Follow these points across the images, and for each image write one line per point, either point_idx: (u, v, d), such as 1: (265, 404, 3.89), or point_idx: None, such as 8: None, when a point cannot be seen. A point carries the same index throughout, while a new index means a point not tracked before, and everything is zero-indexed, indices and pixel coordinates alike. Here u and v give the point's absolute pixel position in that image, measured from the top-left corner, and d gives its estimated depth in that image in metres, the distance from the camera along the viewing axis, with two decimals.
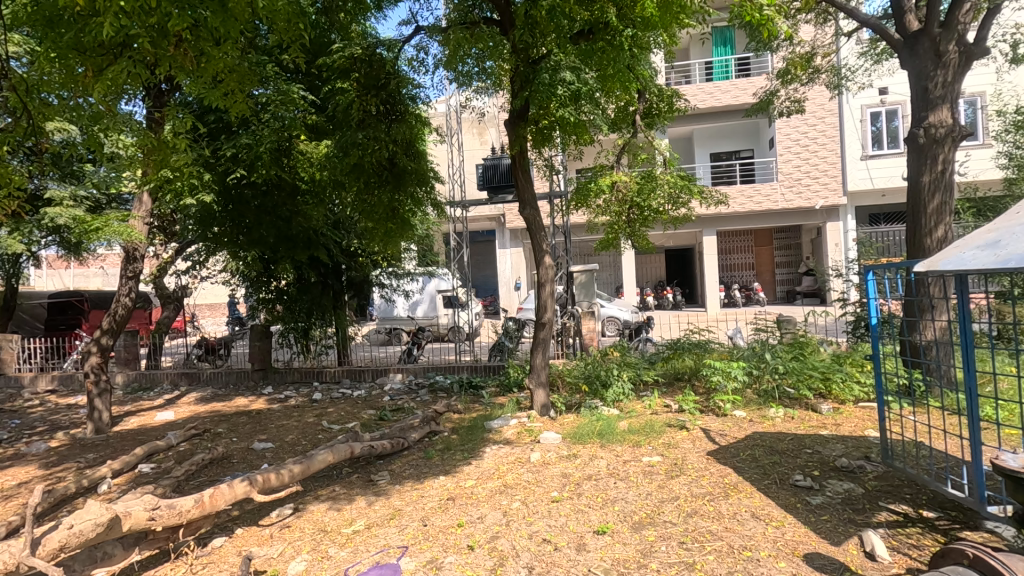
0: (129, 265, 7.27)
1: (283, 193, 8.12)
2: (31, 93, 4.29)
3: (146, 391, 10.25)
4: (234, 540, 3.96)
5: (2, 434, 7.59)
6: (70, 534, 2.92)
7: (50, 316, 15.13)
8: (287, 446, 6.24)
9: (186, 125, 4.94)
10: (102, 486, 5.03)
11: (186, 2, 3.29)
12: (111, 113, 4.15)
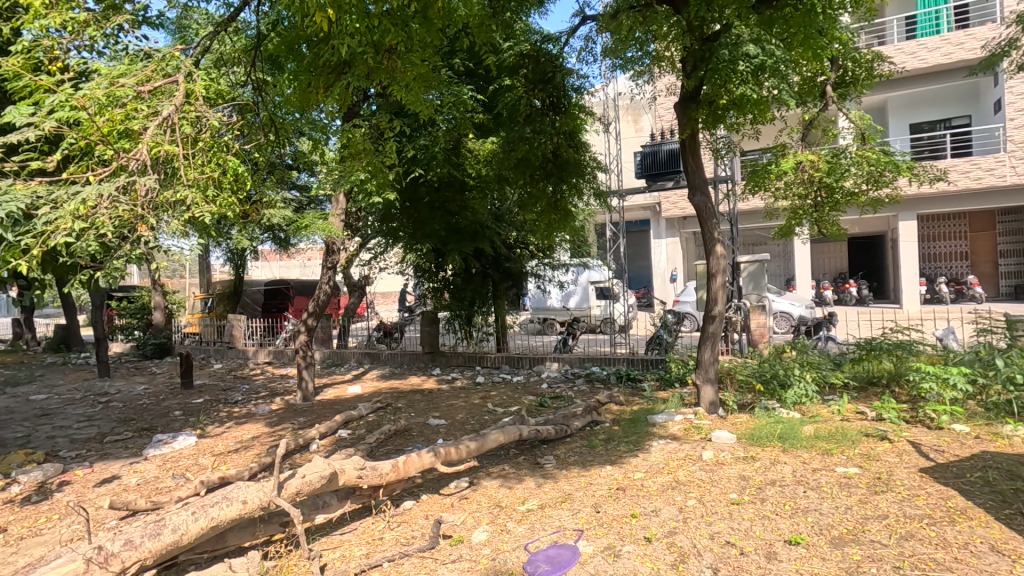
0: (329, 257, 8.36)
1: (453, 189, 8.71)
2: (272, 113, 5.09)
3: (337, 366, 11.80)
4: (421, 504, 4.37)
5: (238, 396, 9.29)
6: (303, 482, 3.47)
7: (266, 300, 18.11)
8: (458, 424, 6.73)
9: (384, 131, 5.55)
10: (312, 445, 5.87)
11: (400, 18, 3.72)
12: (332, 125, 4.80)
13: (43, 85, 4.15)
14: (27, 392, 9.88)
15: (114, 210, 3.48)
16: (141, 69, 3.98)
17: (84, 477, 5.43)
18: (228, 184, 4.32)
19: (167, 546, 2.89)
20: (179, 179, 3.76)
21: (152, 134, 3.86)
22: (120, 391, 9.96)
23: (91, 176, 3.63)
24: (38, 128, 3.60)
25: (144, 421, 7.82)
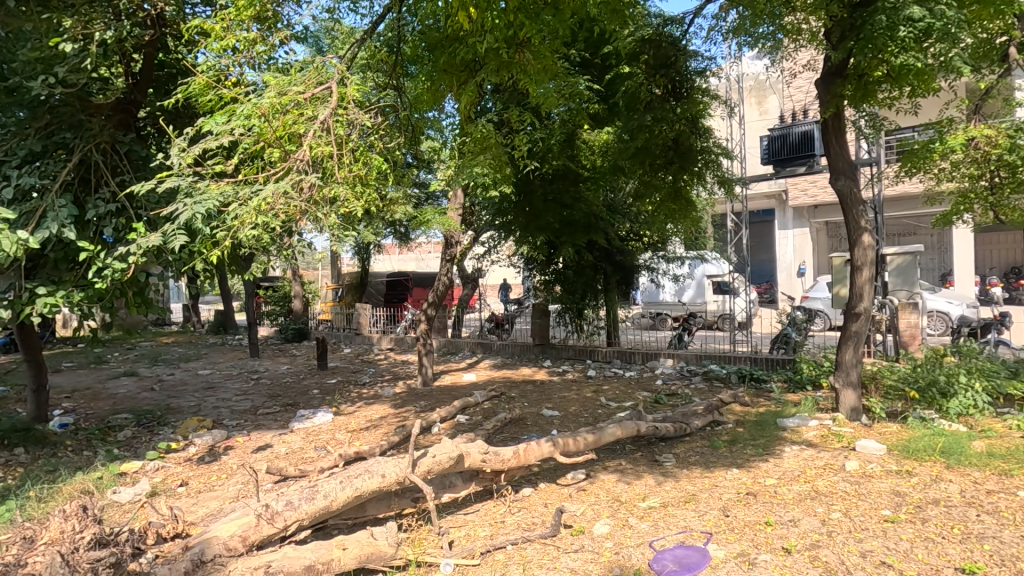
0: (448, 250, 8.72)
1: (566, 181, 8.64)
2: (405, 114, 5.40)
3: (453, 355, 12.36)
4: (539, 492, 4.42)
5: (365, 379, 10.08)
6: (434, 462, 3.65)
7: (388, 291, 19.38)
8: (572, 416, 6.74)
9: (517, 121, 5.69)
10: (434, 428, 6.19)
11: (534, 12, 3.80)
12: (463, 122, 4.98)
13: (224, 98, 4.75)
14: (196, 367, 11.47)
15: (288, 205, 3.97)
16: (304, 79, 4.47)
17: (244, 443, 6.18)
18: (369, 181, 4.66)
19: (320, 510, 3.19)
20: (334, 177, 4.21)
21: (313, 137, 4.33)
22: (267, 370, 11.22)
23: (261, 176, 4.11)
24: (225, 135, 4.16)
25: (288, 397, 8.74)
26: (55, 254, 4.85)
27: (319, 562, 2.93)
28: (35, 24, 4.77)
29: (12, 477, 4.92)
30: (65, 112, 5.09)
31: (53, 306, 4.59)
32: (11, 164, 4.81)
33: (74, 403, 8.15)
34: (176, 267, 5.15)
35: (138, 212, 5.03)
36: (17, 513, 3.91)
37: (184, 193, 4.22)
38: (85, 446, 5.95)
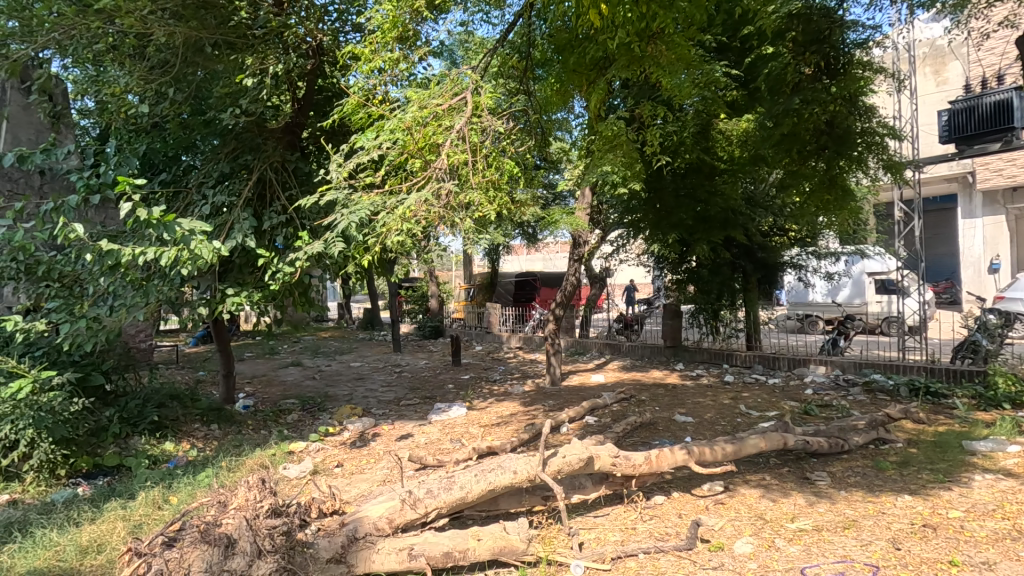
0: (576, 250, 8.67)
1: (700, 175, 8.18)
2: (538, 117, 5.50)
3: (581, 355, 12.33)
4: (673, 501, 4.22)
5: (496, 376, 10.43)
6: (564, 462, 3.62)
7: (516, 291, 19.88)
8: (708, 424, 6.36)
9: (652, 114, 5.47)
10: (563, 428, 6.21)
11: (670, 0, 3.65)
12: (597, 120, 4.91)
13: (373, 115, 5.19)
14: (348, 360, 12.73)
15: (429, 211, 4.23)
16: (441, 91, 4.73)
17: (389, 431, 6.72)
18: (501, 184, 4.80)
19: (456, 500, 3.34)
20: (469, 183, 4.41)
21: (451, 146, 4.58)
22: (408, 364, 12.11)
23: (405, 186, 4.44)
24: (375, 149, 4.55)
25: (426, 390, 9.34)
26: (240, 260, 5.67)
27: (456, 550, 3.08)
28: (225, 64, 5.55)
29: (209, 448, 5.84)
30: (247, 138, 5.90)
31: (238, 304, 5.35)
32: (208, 185, 5.70)
33: (253, 387, 9.48)
34: (333, 270, 5.75)
35: (302, 222, 5.70)
36: (213, 480, 4.64)
37: (341, 203, 4.68)
38: (262, 426, 6.88)
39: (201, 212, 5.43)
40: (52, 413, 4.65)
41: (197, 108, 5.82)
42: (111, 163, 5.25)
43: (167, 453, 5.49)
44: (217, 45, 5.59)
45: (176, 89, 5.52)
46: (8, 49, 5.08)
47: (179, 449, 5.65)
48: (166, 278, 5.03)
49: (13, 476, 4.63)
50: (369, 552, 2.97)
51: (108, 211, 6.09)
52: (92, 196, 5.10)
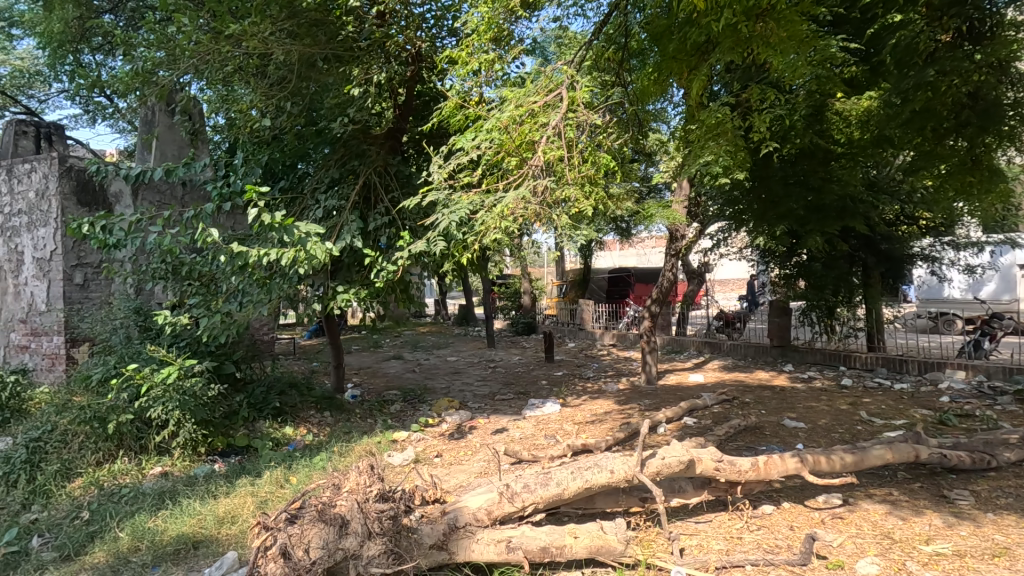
0: (672, 244, 8.36)
1: (814, 160, 7.44)
2: (635, 108, 5.37)
3: (678, 353, 11.86)
4: (783, 512, 3.94)
5: (590, 373, 10.33)
6: (663, 464, 3.49)
7: (610, 287, 19.59)
8: (822, 430, 5.86)
9: (758, 96, 5.13)
10: (660, 428, 6.01)
11: None
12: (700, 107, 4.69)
13: (469, 116, 5.32)
14: (445, 355, 13.21)
15: (527, 208, 4.25)
16: (536, 89, 4.75)
17: (484, 425, 6.88)
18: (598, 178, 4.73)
19: (553, 497, 3.33)
20: (566, 179, 4.39)
21: (546, 142, 4.58)
22: (502, 359, 12.33)
23: (504, 184, 4.51)
24: (473, 149, 4.67)
25: (521, 385, 9.47)
26: (349, 259, 6.06)
27: (553, 546, 3.09)
28: (334, 77, 5.95)
29: (323, 434, 6.32)
30: (355, 144, 6.28)
31: (347, 300, 5.72)
32: (321, 190, 6.15)
33: (360, 378, 10.13)
34: (432, 268, 5.98)
35: (404, 222, 5.98)
36: (327, 463, 5.01)
37: (441, 204, 4.84)
38: (369, 415, 7.34)
39: (314, 216, 5.86)
40: (194, 397, 5.25)
41: (311, 119, 6.29)
42: (240, 173, 5.83)
43: (287, 437, 6.02)
44: (328, 59, 6.01)
45: (292, 102, 6.00)
46: (157, 77, 5.81)
47: (298, 434, 6.16)
48: (285, 277, 5.50)
49: (164, 451, 5.29)
50: (469, 541, 3.07)
51: (237, 217, 6.76)
52: (224, 204, 5.69)
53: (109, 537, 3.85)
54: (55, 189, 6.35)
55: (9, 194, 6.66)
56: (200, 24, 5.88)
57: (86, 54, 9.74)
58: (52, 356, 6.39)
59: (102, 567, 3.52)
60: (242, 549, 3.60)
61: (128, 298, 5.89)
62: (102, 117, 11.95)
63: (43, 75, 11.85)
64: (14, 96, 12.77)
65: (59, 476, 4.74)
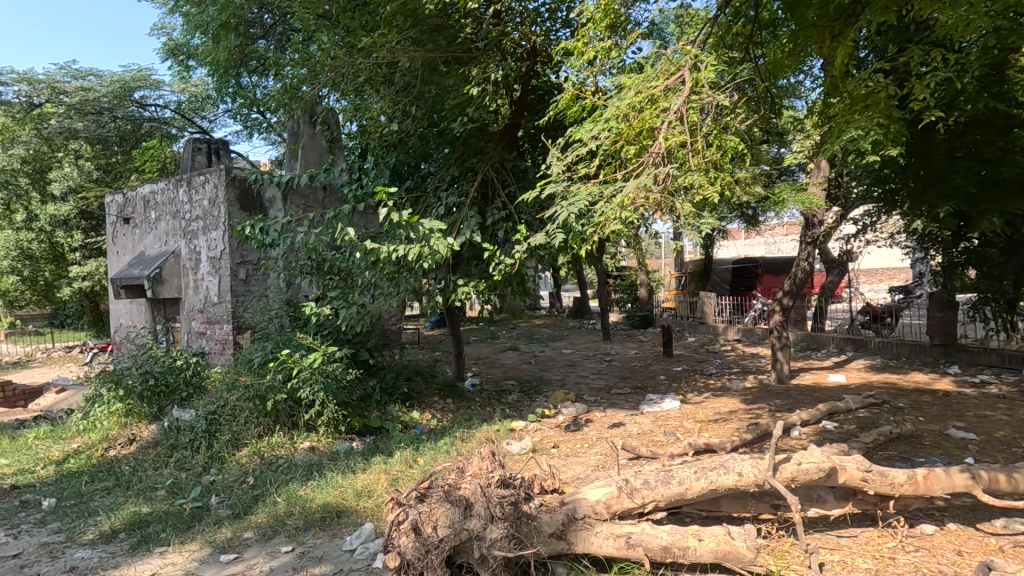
0: (808, 231, 7.67)
1: (992, 128, 6.32)
2: (768, 85, 4.97)
3: (814, 351, 10.83)
4: (949, 534, 3.44)
5: (712, 369, 9.80)
6: (799, 469, 3.22)
7: (734, 278, 18.48)
8: (1000, 444, 5.03)
9: (918, 58, 4.49)
10: (794, 431, 5.54)
11: None
12: (844, 77, 4.23)
13: (585, 106, 5.26)
14: (560, 347, 13.27)
15: (648, 197, 4.10)
16: (656, 73, 4.56)
17: (601, 418, 6.83)
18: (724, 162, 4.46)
19: (675, 495, 3.21)
20: (689, 165, 4.20)
21: (668, 128, 4.40)
22: (619, 353, 12.12)
23: (622, 173, 4.42)
24: (591, 140, 4.62)
25: (637, 380, 9.25)
26: (469, 253, 6.31)
27: (675, 546, 2.96)
28: (454, 79, 6.21)
29: (446, 419, 6.68)
30: (473, 142, 6.50)
31: (467, 293, 5.96)
32: (442, 188, 6.45)
33: (479, 368, 10.53)
34: (548, 261, 6.02)
35: (521, 216, 6.09)
36: (451, 447, 5.28)
37: (560, 195, 4.85)
38: (488, 403, 7.62)
39: (437, 213, 6.17)
40: (335, 380, 5.81)
41: (433, 120, 6.61)
42: (371, 175, 6.30)
43: (415, 420, 6.45)
44: (449, 62, 6.26)
45: (416, 106, 6.35)
46: (301, 92, 6.48)
47: (424, 418, 6.57)
48: (411, 271, 5.86)
49: (311, 428, 5.91)
50: (588, 533, 3.06)
51: (369, 216, 7.32)
52: (358, 204, 6.18)
53: (269, 501, 4.39)
54: (223, 195, 7.27)
55: (189, 202, 7.81)
56: (336, 41, 6.43)
57: (245, 77, 11.08)
58: (223, 341, 7.41)
59: (265, 526, 4.02)
60: (378, 522, 3.92)
61: (281, 292, 6.65)
62: (257, 131, 13.55)
63: (212, 98, 13.71)
64: (191, 118, 14.92)
65: (230, 445, 5.49)
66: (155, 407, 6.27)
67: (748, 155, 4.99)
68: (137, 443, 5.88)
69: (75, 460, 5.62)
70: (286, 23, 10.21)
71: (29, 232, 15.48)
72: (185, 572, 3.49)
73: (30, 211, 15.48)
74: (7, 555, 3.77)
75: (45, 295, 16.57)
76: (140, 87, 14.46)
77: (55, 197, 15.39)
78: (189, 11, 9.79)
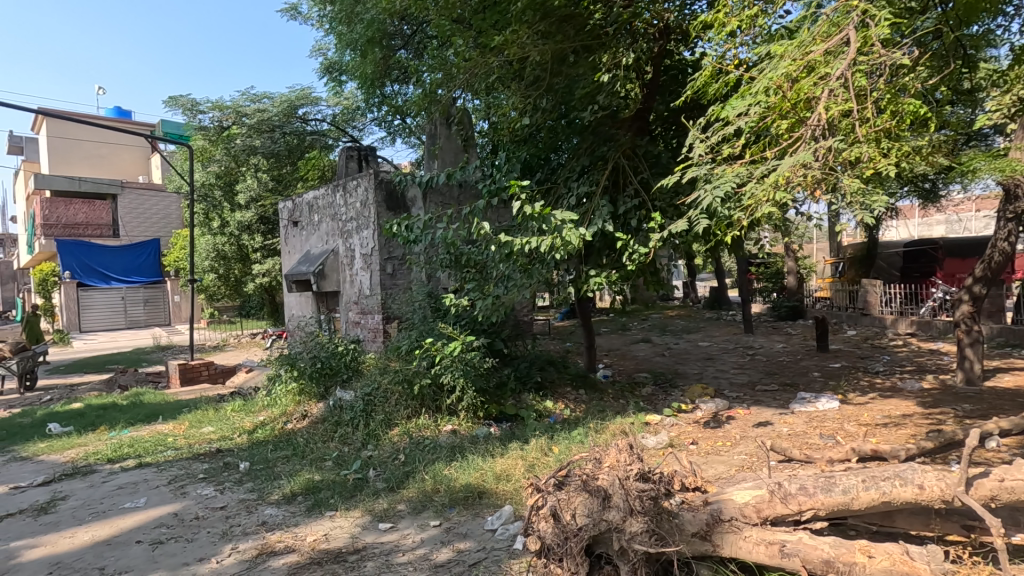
0: (1008, 205, 6.45)
1: None
2: (956, 34, 4.24)
3: (1016, 347, 9.10)
4: None
5: (878, 367, 8.66)
6: (1002, 487, 2.73)
7: (905, 263, 16.15)
8: None
9: None
10: (989, 442, 4.72)
11: None
12: None
13: (729, 82, 4.91)
14: (697, 339, 12.64)
15: (807, 175, 3.74)
16: (813, 36, 4.12)
17: (745, 416, 6.39)
18: (899, 130, 3.94)
19: (838, 504, 2.89)
20: (857, 137, 3.78)
21: (830, 96, 3.96)
22: (763, 347, 11.21)
23: (776, 149, 4.07)
24: (739, 117, 4.30)
25: (786, 376, 8.49)
26: (600, 244, 6.25)
27: (840, 561, 2.63)
28: (583, 67, 6.14)
29: (579, 410, 6.72)
30: (603, 130, 6.39)
31: (600, 284, 5.91)
32: (573, 179, 6.43)
33: (610, 360, 10.42)
34: (684, 250, 5.78)
35: (655, 204, 5.90)
36: (585, 438, 5.30)
37: (703, 179, 4.59)
38: (621, 395, 7.53)
39: (568, 204, 6.18)
40: (474, 367, 6.13)
41: (562, 112, 6.62)
42: (503, 171, 6.48)
43: (549, 410, 6.57)
44: (578, 51, 6.21)
45: (546, 99, 6.41)
46: (438, 95, 6.85)
47: (557, 407, 6.68)
48: (544, 262, 5.95)
49: (453, 412, 6.28)
50: (735, 537, 2.88)
51: (501, 211, 7.55)
52: (492, 199, 6.40)
53: (418, 478, 4.75)
54: (372, 198, 7.95)
55: (345, 205, 8.67)
56: (469, 43, 6.71)
57: (388, 86, 11.98)
58: (375, 330, 8.15)
59: (415, 501, 4.37)
60: (517, 505, 4.07)
61: (423, 285, 7.14)
62: (400, 136, 14.62)
63: (361, 109, 15.06)
64: (344, 129, 16.51)
65: (384, 424, 6.03)
66: (321, 387, 7.10)
67: (927, 120, 4.34)
68: (308, 419, 6.71)
69: (262, 431, 6.57)
70: (422, 32, 10.87)
71: (223, 236, 18.31)
72: (351, 536, 3.91)
73: (223, 219, 18.34)
74: (216, 507, 4.51)
75: (235, 290, 19.51)
76: (303, 105, 16.34)
77: (241, 206, 18.00)
78: (341, 31, 10.84)
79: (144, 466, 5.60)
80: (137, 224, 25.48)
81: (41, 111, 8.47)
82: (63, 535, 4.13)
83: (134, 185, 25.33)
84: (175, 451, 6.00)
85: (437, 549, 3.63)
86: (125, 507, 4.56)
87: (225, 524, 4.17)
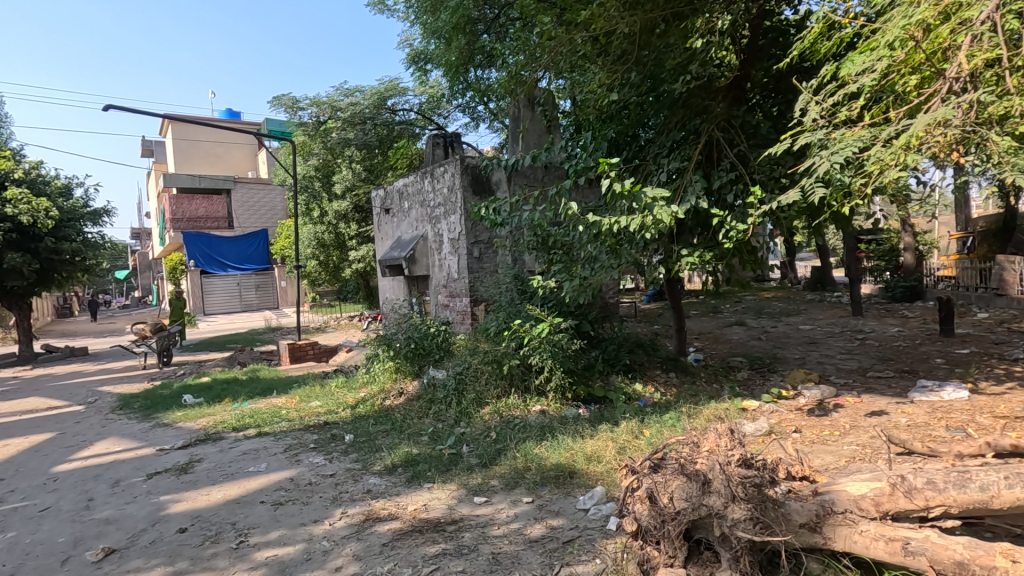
0: None
1: None
2: None
3: None
4: None
5: (1017, 353, 7.69)
6: None
7: None
8: None
9: None
10: None
11: None
12: None
13: (843, 38, 4.50)
14: (797, 322, 11.86)
15: (944, 134, 3.35)
16: None
17: (855, 404, 5.93)
18: None
19: (975, 502, 2.62)
20: (1007, 88, 3.32)
21: (973, 43, 3.48)
22: (875, 330, 10.32)
23: (905, 107, 3.65)
24: (861, 74, 3.90)
25: (903, 363, 7.75)
26: (693, 222, 6.02)
27: (977, 563, 2.38)
28: (675, 37, 5.85)
29: (670, 394, 6.56)
30: (696, 102, 6.09)
31: (693, 264, 5.70)
32: (663, 155, 6.20)
33: (702, 343, 10.06)
34: (786, 226, 5.43)
35: (753, 177, 5.57)
36: (678, 422, 5.16)
37: (816, 146, 4.23)
38: (714, 379, 7.27)
39: (658, 180, 5.97)
40: (562, 349, 6.15)
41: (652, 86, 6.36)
42: (590, 150, 6.37)
43: (638, 392, 6.47)
44: (668, 19, 5.89)
45: (635, 73, 6.15)
46: (523, 77, 6.81)
47: (647, 390, 6.56)
48: (632, 243, 5.82)
49: (542, 393, 6.35)
50: (850, 530, 2.68)
51: (587, 191, 7.45)
52: (579, 179, 6.30)
53: (510, 455, 4.87)
54: (459, 182, 8.11)
55: (433, 191, 8.90)
56: (554, 21, 6.59)
57: (472, 72, 12.12)
58: (463, 312, 8.38)
59: (507, 477, 4.48)
60: (609, 486, 4.05)
61: (510, 267, 7.22)
62: (484, 121, 14.78)
63: (447, 97, 15.37)
64: (430, 117, 16.89)
65: (475, 402, 6.23)
66: (415, 366, 7.43)
67: None
68: (404, 396, 7.06)
69: (364, 406, 7.01)
70: (505, 14, 10.85)
71: (323, 225, 19.54)
72: (448, 507, 4.09)
73: (322, 208, 19.59)
74: (326, 474, 4.89)
75: (334, 276, 20.82)
76: (391, 96, 16.88)
77: (338, 196, 19.09)
78: (427, 21, 11.04)
79: (263, 435, 6.18)
80: (249, 216, 27.59)
81: (167, 116, 9.37)
82: (200, 493, 4.66)
83: (245, 179, 27.47)
84: (288, 422, 6.55)
85: (530, 524, 3.70)
86: (250, 471, 5.06)
87: (335, 491, 4.51)
